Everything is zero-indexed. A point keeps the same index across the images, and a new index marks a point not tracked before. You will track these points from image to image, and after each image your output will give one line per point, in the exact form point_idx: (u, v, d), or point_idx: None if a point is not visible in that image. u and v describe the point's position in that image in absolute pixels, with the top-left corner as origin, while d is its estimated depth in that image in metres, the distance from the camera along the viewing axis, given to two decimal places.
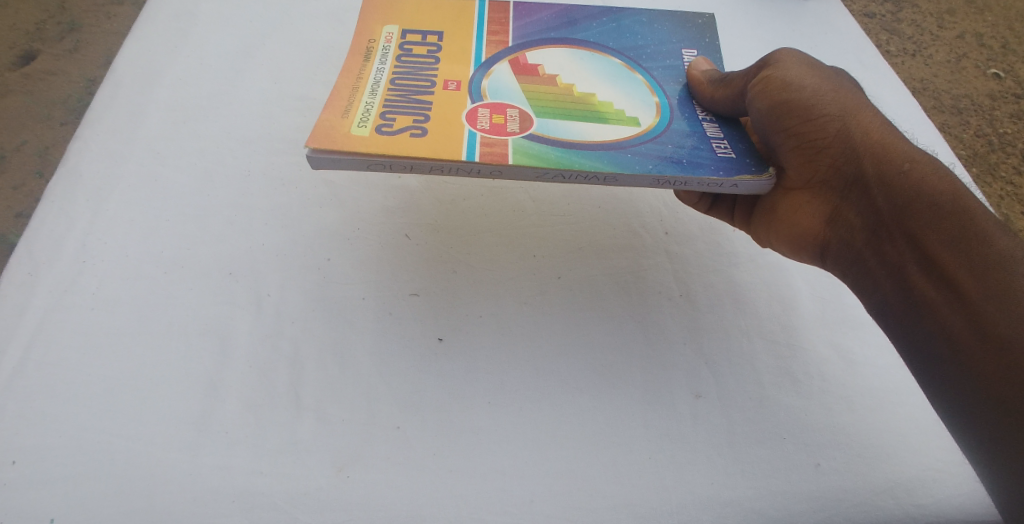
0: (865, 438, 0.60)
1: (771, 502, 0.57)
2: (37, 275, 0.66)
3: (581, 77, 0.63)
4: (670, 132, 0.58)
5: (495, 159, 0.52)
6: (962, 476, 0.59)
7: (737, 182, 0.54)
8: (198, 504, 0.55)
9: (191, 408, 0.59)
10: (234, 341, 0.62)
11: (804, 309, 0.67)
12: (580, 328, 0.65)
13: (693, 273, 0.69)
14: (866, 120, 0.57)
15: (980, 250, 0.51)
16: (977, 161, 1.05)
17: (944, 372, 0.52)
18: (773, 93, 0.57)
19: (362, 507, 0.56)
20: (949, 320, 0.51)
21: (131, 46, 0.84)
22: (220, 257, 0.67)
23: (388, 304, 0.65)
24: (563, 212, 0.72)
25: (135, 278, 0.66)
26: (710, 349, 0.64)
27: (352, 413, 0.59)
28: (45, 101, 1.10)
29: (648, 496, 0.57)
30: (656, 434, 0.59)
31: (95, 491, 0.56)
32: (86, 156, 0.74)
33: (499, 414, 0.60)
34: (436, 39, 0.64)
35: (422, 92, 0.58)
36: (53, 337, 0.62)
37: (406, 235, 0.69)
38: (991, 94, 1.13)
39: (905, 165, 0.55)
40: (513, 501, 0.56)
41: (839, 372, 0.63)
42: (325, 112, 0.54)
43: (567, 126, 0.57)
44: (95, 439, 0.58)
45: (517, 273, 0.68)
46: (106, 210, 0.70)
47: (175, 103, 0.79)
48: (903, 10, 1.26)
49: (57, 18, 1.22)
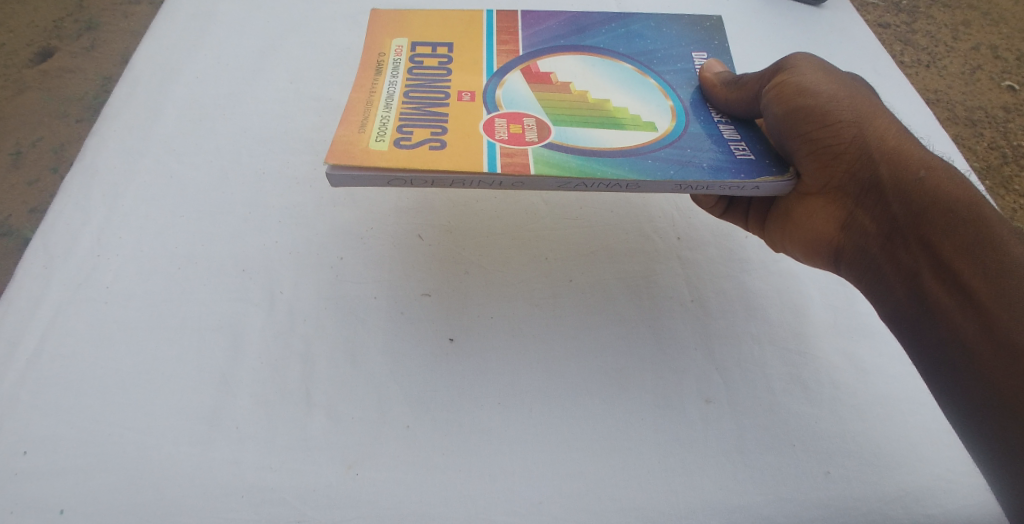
0: (875, 447, 0.60)
1: (781, 509, 0.57)
2: (54, 269, 0.67)
3: (594, 83, 0.63)
4: (687, 135, 0.58)
5: (516, 170, 0.52)
6: (974, 487, 0.59)
7: (759, 184, 0.55)
8: (207, 499, 0.56)
9: (202, 402, 0.59)
10: (246, 338, 0.63)
11: (816, 316, 0.67)
12: (591, 332, 0.64)
13: (706, 278, 0.69)
14: (882, 126, 0.57)
15: (997, 258, 0.51)
16: (990, 173, 1.05)
17: (959, 380, 0.52)
18: (788, 98, 0.57)
19: (371, 505, 0.56)
20: (961, 326, 0.51)
21: (149, 45, 0.85)
22: (234, 253, 0.68)
23: (401, 304, 0.65)
24: (575, 215, 0.72)
25: (149, 273, 0.66)
26: (721, 355, 0.64)
27: (362, 411, 0.59)
28: (61, 99, 1.11)
29: (658, 500, 0.57)
30: (666, 437, 0.59)
31: (106, 482, 0.56)
32: (103, 152, 0.75)
33: (509, 416, 0.60)
34: (446, 51, 0.64)
35: (437, 104, 0.58)
36: (67, 329, 0.63)
37: (418, 236, 0.69)
38: (1006, 106, 1.13)
39: (921, 171, 0.55)
40: (522, 502, 0.56)
41: (851, 380, 0.63)
42: (342, 128, 0.54)
43: (584, 133, 0.57)
44: (107, 431, 0.58)
45: (529, 275, 0.68)
46: (121, 205, 0.71)
47: (192, 101, 0.80)
48: (918, 21, 1.26)
49: (75, 16, 1.23)
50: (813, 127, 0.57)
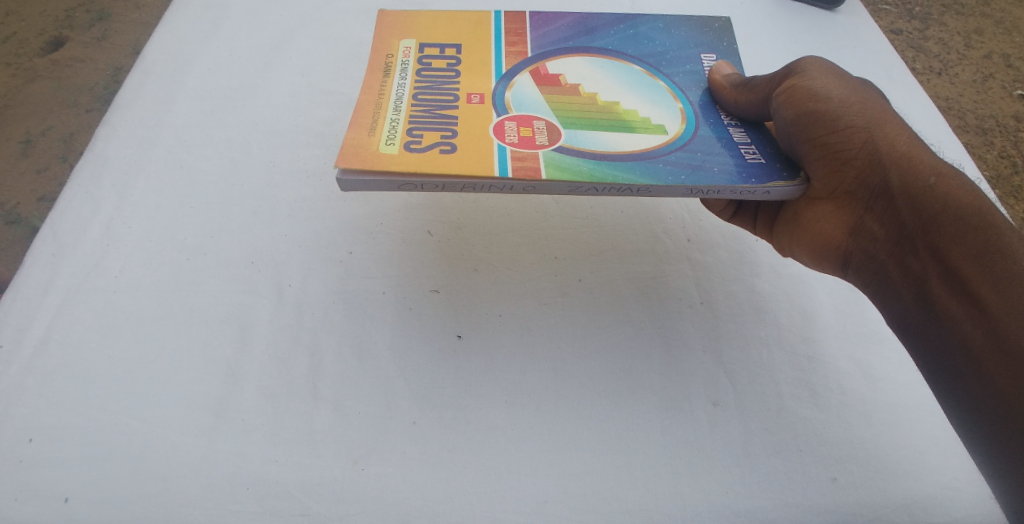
0: (883, 454, 0.60)
1: (787, 513, 0.57)
2: (63, 257, 0.67)
3: (604, 86, 0.63)
4: (697, 139, 0.58)
5: (528, 173, 0.52)
6: (981, 496, 0.59)
7: (770, 189, 0.55)
8: (214, 491, 0.56)
9: (209, 394, 0.60)
10: (255, 330, 0.63)
11: (825, 322, 0.67)
12: (599, 333, 0.64)
13: (715, 281, 0.68)
14: (893, 132, 0.57)
15: (1006, 266, 0.51)
16: (1000, 182, 1.05)
17: (964, 387, 0.52)
18: (799, 103, 0.57)
19: (377, 500, 0.56)
20: (970, 333, 0.51)
21: (161, 35, 0.86)
22: (244, 247, 0.68)
23: (410, 300, 0.65)
24: (586, 215, 0.72)
25: (158, 264, 0.66)
26: (730, 358, 0.64)
27: (369, 406, 0.60)
28: (72, 88, 1.12)
29: (663, 502, 0.57)
30: (673, 440, 0.59)
31: (109, 472, 0.56)
32: (114, 142, 0.75)
33: (516, 414, 0.60)
34: (454, 52, 0.64)
35: (446, 106, 0.58)
36: (75, 318, 0.63)
37: (428, 232, 0.69)
38: (1018, 115, 1.12)
39: (931, 178, 0.55)
40: (527, 501, 0.56)
41: (859, 387, 0.63)
42: (351, 130, 0.54)
43: (595, 136, 0.57)
44: (112, 420, 0.58)
45: (537, 275, 0.68)
46: (131, 196, 0.71)
47: (202, 93, 0.80)
48: (930, 28, 1.25)
49: (87, 6, 1.23)
50: (824, 132, 0.56)
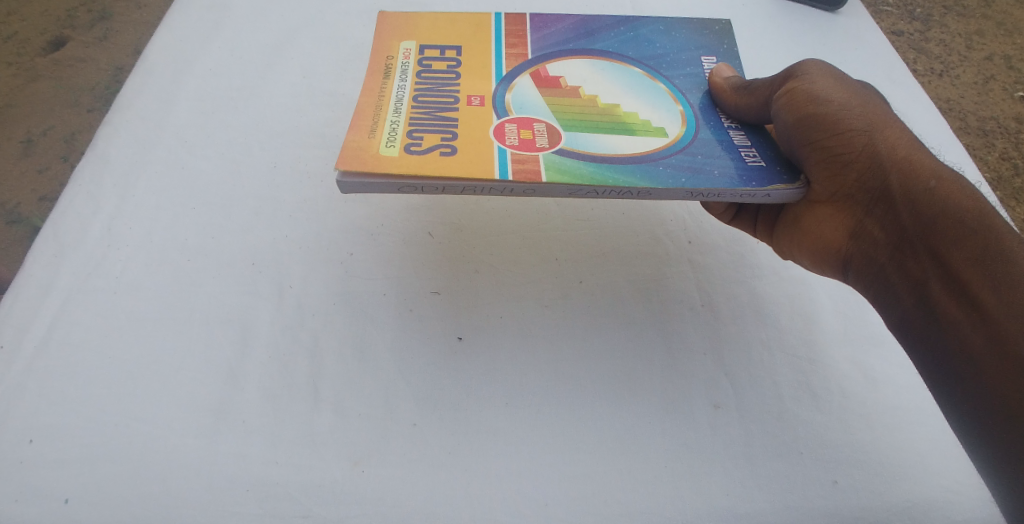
0: (883, 456, 0.60)
1: (787, 516, 0.57)
2: (64, 258, 0.67)
3: (604, 88, 0.63)
4: (698, 141, 0.58)
5: (528, 176, 0.52)
6: (981, 499, 0.59)
7: (770, 192, 0.55)
8: (214, 492, 0.56)
9: (210, 395, 0.60)
10: (256, 332, 0.63)
11: (826, 324, 0.67)
12: (599, 335, 0.64)
13: (715, 283, 0.68)
14: (893, 135, 0.57)
15: (1006, 270, 0.51)
16: (1001, 184, 1.05)
17: (964, 390, 0.52)
18: (800, 106, 0.57)
19: (377, 502, 0.56)
20: (970, 337, 0.51)
21: (163, 35, 0.86)
22: (245, 248, 0.68)
23: (411, 302, 0.65)
24: (586, 217, 0.72)
25: (159, 264, 0.66)
26: (731, 360, 0.64)
27: (370, 408, 0.60)
28: (73, 87, 1.12)
29: (663, 504, 0.57)
30: (674, 442, 0.59)
31: (110, 473, 0.56)
32: (115, 142, 0.75)
33: (516, 416, 0.60)
34: (454, 54, 0.64)
35: (446, 108, 0.58)
36: (76, 318, 0.63)
37: (429, 234, 0.69)
38: (1019, 117, 1.12)
39: (931, 181, 0.55)
40: (528, 503, 0.56)
41: (860, 390, 0.63)
42: (352, 132, 0.54)
43: (595, 139, 0.57)
44: (113, 421, 0.58)
45: (538, 276, 0.68)
46: (132, 196, 0.71)
47: (203, 93, 0.80)
48: (932, 30, 1.25)
49: (88, 6, 1.23)
50: (824, 135, 0.56)
